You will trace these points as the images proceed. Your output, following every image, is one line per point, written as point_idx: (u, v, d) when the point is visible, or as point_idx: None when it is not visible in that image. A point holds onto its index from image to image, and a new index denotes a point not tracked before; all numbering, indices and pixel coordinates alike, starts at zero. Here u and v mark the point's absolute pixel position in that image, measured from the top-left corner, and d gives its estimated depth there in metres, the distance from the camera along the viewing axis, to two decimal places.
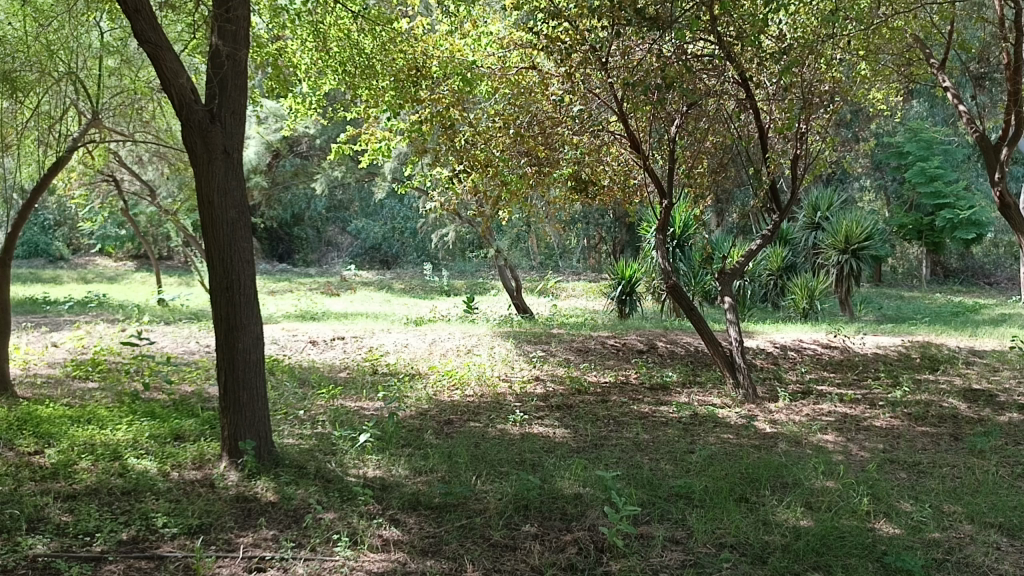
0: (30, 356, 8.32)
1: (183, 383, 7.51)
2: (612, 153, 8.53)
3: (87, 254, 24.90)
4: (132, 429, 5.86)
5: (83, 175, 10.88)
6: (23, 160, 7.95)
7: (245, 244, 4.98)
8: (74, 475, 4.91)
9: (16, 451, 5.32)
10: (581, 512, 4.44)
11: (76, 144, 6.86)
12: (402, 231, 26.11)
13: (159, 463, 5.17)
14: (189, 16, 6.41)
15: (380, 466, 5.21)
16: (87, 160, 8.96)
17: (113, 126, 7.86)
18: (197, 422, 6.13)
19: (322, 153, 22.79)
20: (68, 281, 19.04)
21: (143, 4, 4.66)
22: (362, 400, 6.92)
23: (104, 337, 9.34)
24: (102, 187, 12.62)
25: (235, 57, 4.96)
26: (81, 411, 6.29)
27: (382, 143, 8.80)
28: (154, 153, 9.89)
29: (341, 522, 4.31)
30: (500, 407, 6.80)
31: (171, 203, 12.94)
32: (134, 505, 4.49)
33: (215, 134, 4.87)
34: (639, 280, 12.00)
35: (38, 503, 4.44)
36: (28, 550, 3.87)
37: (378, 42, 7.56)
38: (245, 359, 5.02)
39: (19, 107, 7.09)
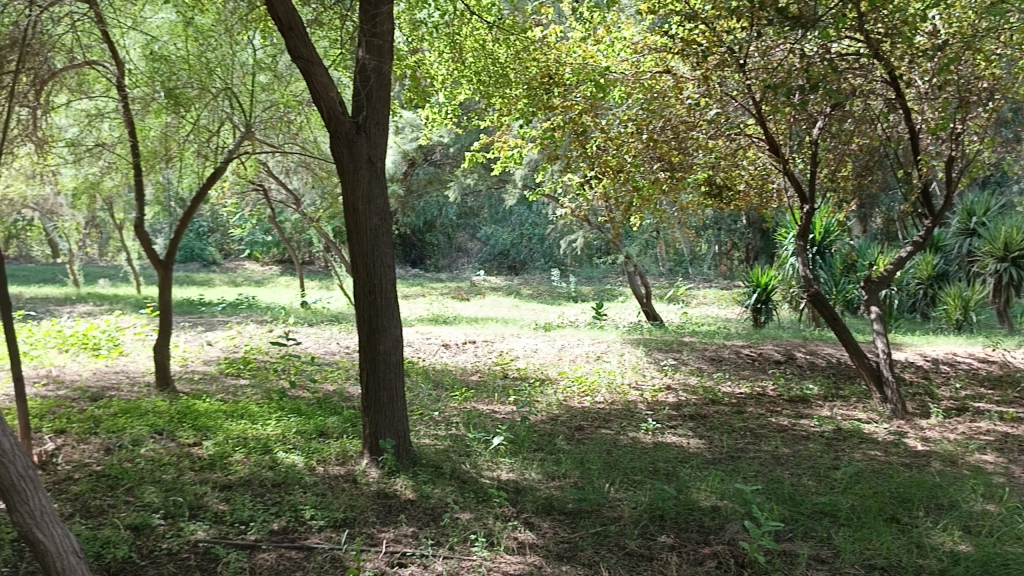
0: (188, 353, 8.96)
1: (326, 382, 7.85)
2: (749, 156, 8.24)
3: (237, 258, 26.53)
4: (281, 425, 6.18)
5: (235, 185, 11.57)
6: (184, 172, 8.55)
7: (388, 250, 5.19)
8: (228, 466, 5.23)
9: (177, 442, 5.72)
10: (719, 526, 4.34)
11: (231, 156, 7.30)
12: (530, 237, 26.54)
13: (305, 458, 5.43)
14: (335, 31, 6.68)
15: (513, 469, 5.27)
16: (240, 170, 9.52)
17: (265, 139, 8.31)
18: (340, 420, 6.40)
19: (454, 162, 22.85)
20: (219, 284, 20.26)
21: (297, 22, 4.91)
22: (494, 403, 7.04)
23: (254, 337, 9.93)
24: (252, 196, 13.38)
25: (381, 70, 5.20)
26: (235, 406, 6.69)
27: (514, 150, 8.89)
28: (299, 164, 10.40)
29: (478, 523, 4.39)
30: (633, 415, 6.74)
31: (314, 211, 13.56)
32: (285, 497, 4.73)
33: (360, 145, 5.08)
34: (775, 288, 11.61)
35: (198, 491, 4.75)
36: (190, 535, 4.16)
37: (512, 52, 7.74)
38: (385, 360, 5.22)
39: (181, 121, 7.64)
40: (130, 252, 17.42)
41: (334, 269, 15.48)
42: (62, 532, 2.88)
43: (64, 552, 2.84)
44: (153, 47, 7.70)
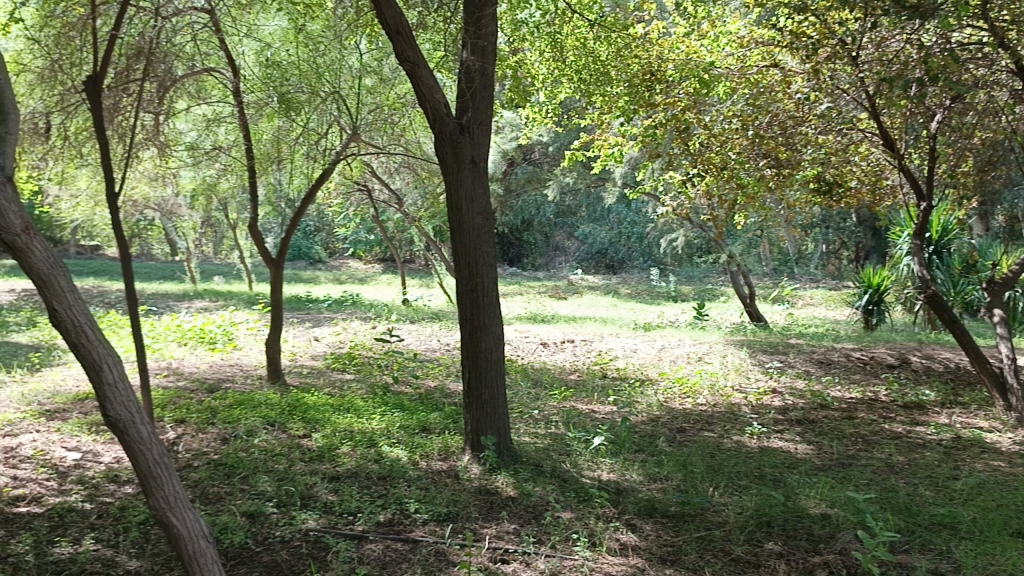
0: (297, 348, 9.29)
1: (428, 378, 8.01)
2: (862, 152, 7.88)
3: (341, 256, 27.36)
4: (385, 419, 6.34)
5: (341, 185, 11.93)
6: (294, 173, 8.88)
7: (490, 248, 5.25)
8: (336, 458, 5.40)
9: (288, 434, 5.94)
10: (830, 534, 4.20)
11: (338, 157, 7.52)
12: (629, 236, 26.32)
13: (409, 452, 5.55)
14: (439, 33, 6.80)
15: (614, 470, 5.24)
16: (346, 172, 9.81)
17: (371, 140, 8.52)
18: (441, 416, 6.51)
19: (553, 161, 22.99)
20: (325, 282, 20.94)
21: (404, 27, 5.02)
22: (594, 403, 7.01)
23: (358, 333, 10.21)
24: (357, 196, 13.77)
25: (485, 72, 5.27)
26: (342, 400, 6.90)
27: (615, 149, 8.84)
28: (402, 164, 10.63)
29: (579, 522, 4.39)
30: (737, 418, 6.60)
31: (415, 211, 13.84)
32: (390, 489, 4.85)
33: (464, 145, 5.15)
34: (889, 289, 11.13)
35: (308, 481, 4.92)
36: (302, 524, 4.31)
37: (613, 49, 7.72)
38: (487, 358, 5.28)
39: (292, 124, 7.92)
40: (243, 250, 18.21)
41: (434, 267, 15.75)
42: (193, 517, 3.01)
43: (194, 536, 2.97)
44: (266, 54, 8.02)
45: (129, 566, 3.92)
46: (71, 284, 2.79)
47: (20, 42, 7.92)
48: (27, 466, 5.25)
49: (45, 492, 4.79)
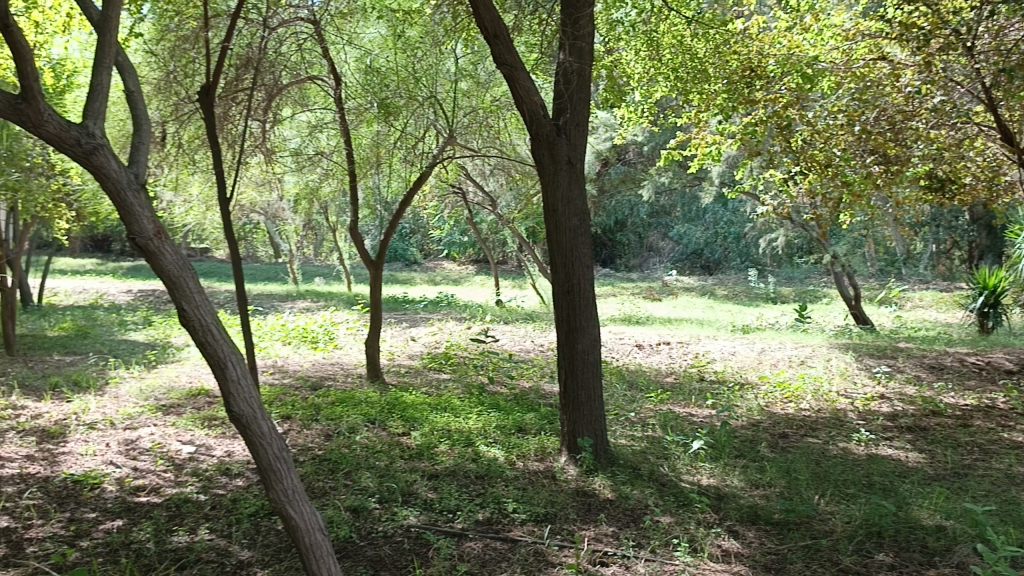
0: (395, 348, 9.50)
1: (523, 378, 8.05)
2: (978, 146, 7.57)
3: (436, 257, 27.82)
4: (482, 419, 6.41)
5: (437, 188, 12.12)
6: (392, 177, 9.08)
7: (587, 249, 5.24)
8: (435, 457, 5.48)
9: (389, 432, 6.07)
10: (946, 548, 4.01)
11: (435, 160, 7.64)
12: (725, 237, 25.70)
13: (506, 452, 5.59)
14: (535, 35, 6.83)
15: (714, 475, 5.14)
16: (442, 175, 9.97)
17: (466, 143, 8.63)
18: (537, 416, 6.53)
19: (649, 160, 22.71)
20: (420, 283, 21.33)
21: (502, 30, 5.02)
22: (691, 406, 6.90)
23: (454, 333, 10.35)
24: (452, 199, 13.97)
25: (583, 73, 5.25)
26: (439, 399, 7.02)
27: (712, 147, 8.71)
28: (497, 166, 10.72)
29: (679, 527, 4.32)
30: (842, 424, 6.38)
31: (509, 212, 13.94)
32: (488, 489, 4.89)
33: (561, 146, 5.16)
34: (1007, 290, 10.54)
35: (408, 478, 5.02)
36: (403, 520, 4.40)
37: (711, 46, 7.56)
38: (583, 360, 5.27)
39: (391, 129, 8.10)
40: (342, 252, 18.75)
41: (527, 268, 15.82)
42: (310, 510, 3.05)
43: (311, 529, 3.01)
44: (366, 60, 8.24)
45: (241, 556, 4.07)
46: (197, 285, 2.93)
47: (139, 56, 8.38)
48: (146, 458, 5.55)
49: (163, 483, 5.05)
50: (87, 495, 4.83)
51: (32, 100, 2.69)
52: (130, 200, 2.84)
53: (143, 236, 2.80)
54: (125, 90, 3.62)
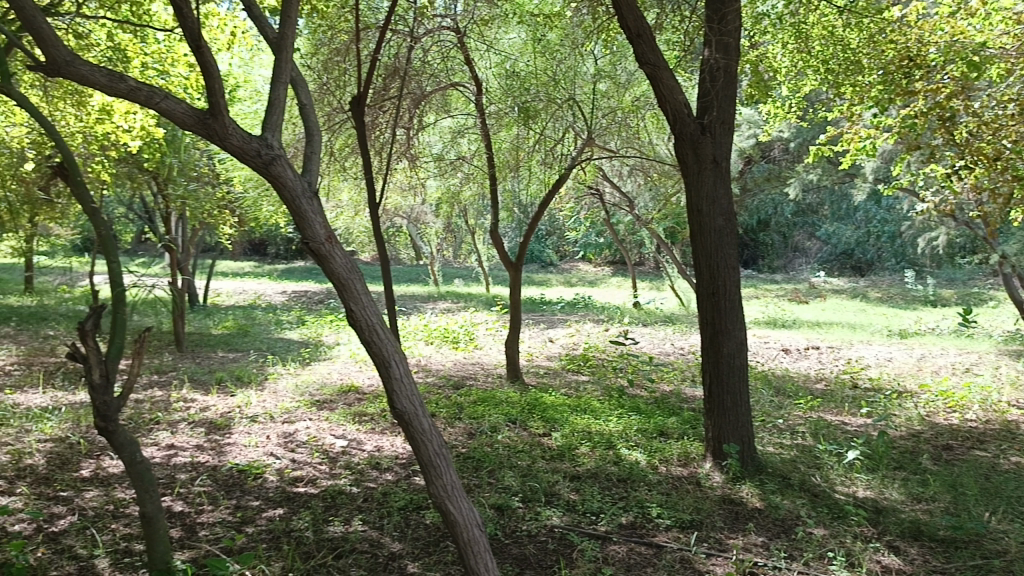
0: (534, 349, 9.58)
1: (663, 382, 7.93)
2: None
3: (572, 259, 27.92)
4: (623, 422, 6.36)
5: (575, 189, 12.15)
6: (530, 179, 9.18)
7: (733, 251, 5.11)
8: (576, 458, 5.49)
9: (530, 432, 6.14)
10: None
11: (575, 162, 7.63)
12: (879, 236, 24.42)
13: (648, 456, 5.52)
14: (678, 32, 6.70)
15: (871, 487, 4.88)
16: (581, 177, 9.98)
17: (605, 144, 8.58)
18: (679, 421, 6.42)
19: (796, 157, 21.85)
20: (556, 285, 21.45)
21: (645, 29, 4.95)
22: (844, 415, 6.59)
23: (592, 335, 10.34)
24: (589, 201, 13.97)
25: (729, 70, 5.12)
26: (579, 401, 7.03)
27: (866, 142, 8.16)
28: (636, 167, 10.62)
29: (835, 541, 4.13)
30: (1015, 437, 5.90)
31: (647, 213, 13.78)
32: (631, 492, 4.86)
33: (705, 145, 5.05)
34: None
35: (551, 479, 5.05)
36: (547, 521, 4.43)
37: (865, 36, 7.44)
38: (729, 364, 5.14)
39: (530, 133, 8.18)
40: (480, 254, 19.13)
41: (665, 270, 15.60)
42: (467, 506, 3.13)
43: (469, 524, 3.09)
44: (506, 65, 8.36)
45: (393, 548, 4.22)
46: (364, 286, 3.08)
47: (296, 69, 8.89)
48: (303, 451, 5.86)
49: (318, 475, 5.31)
50: (251, 484, 5.15)
51: (220, 115, 2.91)
52: (304, 207, 3.02)
53: (316, 240, 2.99)
54: (296, 103, 3.84)
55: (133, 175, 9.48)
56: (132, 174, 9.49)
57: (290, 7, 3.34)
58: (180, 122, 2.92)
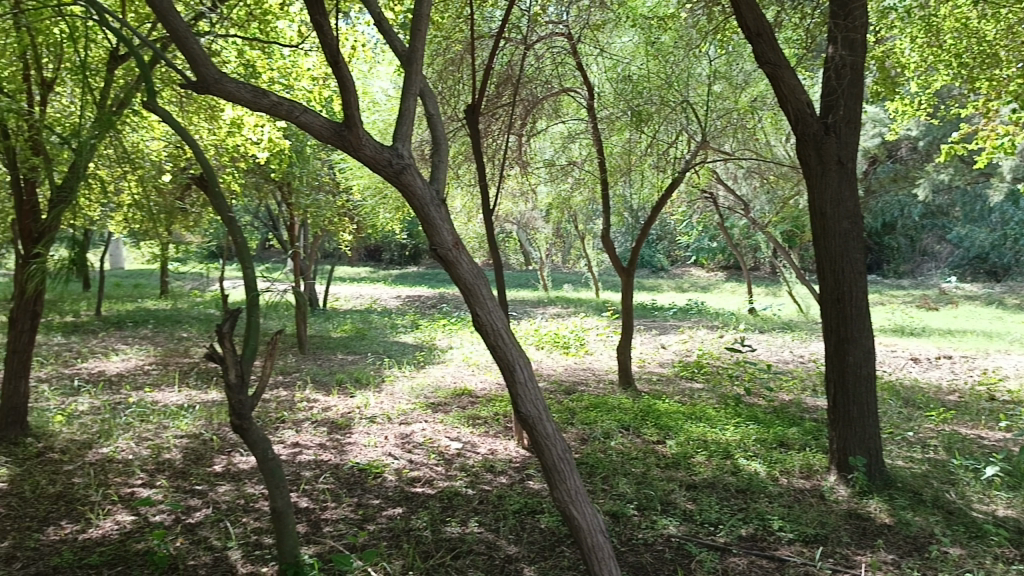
0: (646, 356, 9.47)
1: (782, 391, 7.68)
2: None
3: (684, 264, 27.52)
4: (740, 431, 6.20)
5: (689, 193, 11.95)
6: (643, 183, 9.09)
7: (859, 255, 4.91)
8: (692, 467, 5.40)
9: (644, 439, 6.07)
10: None
11: (689, 166, 7.49)
12: (1016, 237, 22.78)
13: (768, 467, 5.36)
14: (798, 29, 6.49)
15: (1012, 506, 4.58)
16: (694, 180, 9.81)
17: (720, 146, 8.40)
18: (800, 431, 6.20)
19: (924, 156, 20.76)
20: (668, 290, 21.16)
21: (765, 28, 4.82)
22: (980, 429, 6.20)
23: (706, 342, 10.13)
24: (702, 204, 13.71)
25: (856, 66, 4.91)
26: (694, 408, 6.90)
27: (1004, 138, 7.74)
28: (752, 170, 10.35)
29: (973, 561, 3.90)
30: None
31: (763, 216, 13.40)
32: (750, 504, 4.73)
33: (830, 146, 4.87)
34: None
35: (667, 487, 4.98)
36: (663, 530, 4.37)
37: (1003, 27, 6.96)
38: (855, 373, 4.94)
39: (643, 137, 8.10)
40: (590, 259, 19.09)
41: (782, 275, 15.13)
42: (591, 512, 3.13)
43: (593, 530, 3.08)
44: (619, 69, 8.30)
45: (509, 551, 4.25)
46: (490, 291, 3.14)
47: None
48: (419, 452, 6.00)
49: (435, 476, 5.42)
50: (371, 483, 5.31)
51: (354, 127, 3.01)
52: (432, 214, 3.10)
53: (443, 247, 3.06)
54: (424, 113, 3.94)
55: (260, 185, 9.96)
56: (259, 184, 9.97)
57: (422, 17, 3.41)
58: (318, 135, 3.05)
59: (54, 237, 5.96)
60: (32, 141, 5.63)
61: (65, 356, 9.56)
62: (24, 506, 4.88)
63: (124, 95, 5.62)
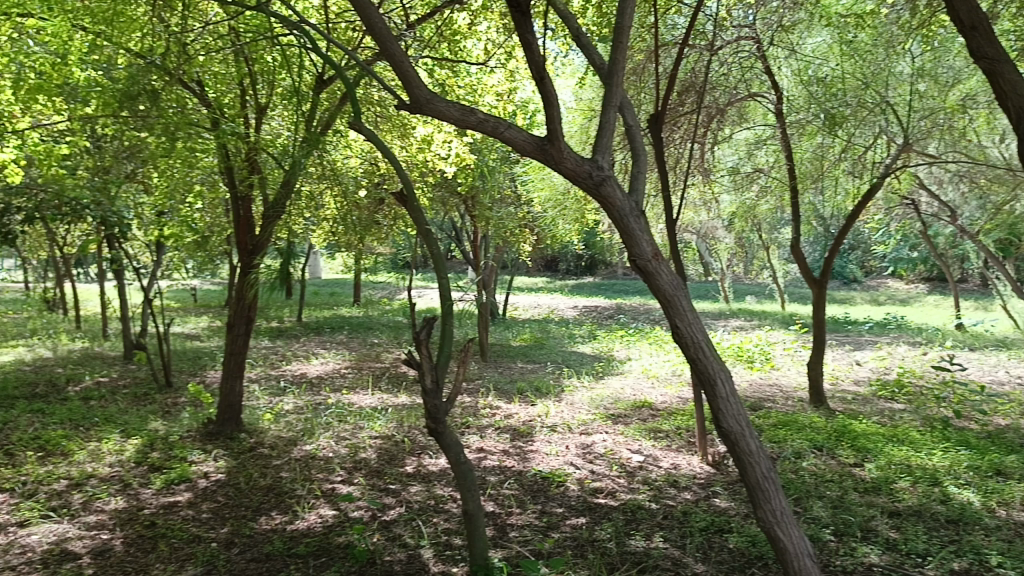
0: (839, 373, 8.97)
1: (997, 415, 7.00)
2: None
3: (880, 276, 25.86)
4: (949, 456, 5.72)
5: (887, 199, 11.21)
6: (837, 190, 8.62)
7: None
8: (895, 493, 5.04)
9: (839, 460, 5.74)
10: None
11: (888, 171, 7.02)
12: None
13: (983, 497, 4.90)
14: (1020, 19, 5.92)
15: None
16: (894, 186, 9.19)
17: (924, 148, 7.81)
18: (1021, 460, 5.63)
19: None
20: (862, 303, 19.95)
21: None
22: None
23: (906, 359, 9.45)
24: (902, 212, 12.82)
25: None
26: (895, 431, 6.44)
27: None
28: (961, 174, 9.57)
29: None
30: None
31: (973, 224, 12.33)
32: (963, 536, 4.35)
33: None
34: None
35: (866, 513, 4.68)
36: (863, 558, 4.10)
37: None
38: None
39: (836, 141, 7.69)
40: (776, 271, 18.36)
41: (994, 288, 13.83)
42: (798, 535, 3.02)
43: (801, 554, 2.97)
44: (810, 71, 7.94)
45: (695, 569, 4.13)
46: (690, 304, 3.12)
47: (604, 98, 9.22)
48: (601, 463, 5.99)
49: (617, 489, 5.39)
50: (554, 491, 5.36)
51: (557, 141, 3.08)
52: (632, 225, 3.12)
53: (643, 258, 3.07)
54: (623, 125, 3.96)
55: (446, 199, 10.37)
56: (446, 198, 10.38)
57: (623, 28, 3.39)
58: (521, 149, 3.13)
59: (266, 249, 6.49)
60: (249, 161, 6.15)
61: (272, 359, 10.38)
62: (239, 496, 5.33)
63: (329, 117, 6.02)
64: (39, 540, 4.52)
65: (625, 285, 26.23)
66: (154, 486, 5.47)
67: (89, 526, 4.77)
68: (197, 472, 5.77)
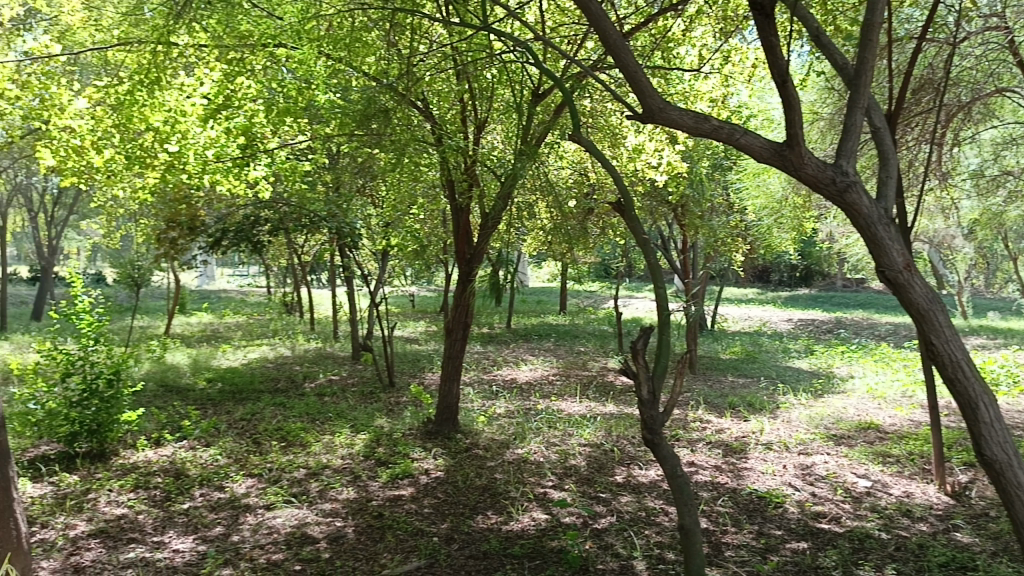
0: None
1: None
2: None
3: None
4: None
5: None
6: None
7: None
8: None
9: None
10: None
11: None
12: None
13: None
14: None
15: None
16: None
17: None
18: None
19: None
20: None
21: None
22: None
23: None
24: None
25: None
26: None
27: None
28: None
29: None
30: None
31: None
32: None
33: None
34: None
35: None
36: None
37: None
38: None
39: None
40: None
41: None
42: None
43: None
44: None
45: None
46: (947, 319, 3.02)
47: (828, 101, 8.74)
48: (823, 485, 5.66)
49: (842, 514, 5.07)
50: (772, 512, 5.13)
51: (797, 147, 3.00)
52: (880, 234, 3.01)
53: (892, 269, 3.00)
54: (868, 128, 3.74)
55: (656, 208, 10.28)
56: (655, 207, 10.30)
57: (872, 28, 3.21)
58: (759, 156, 3.08)
59: (482, 258, 6.74)
60: (470, 174, 6.40)
61: (485, 363, 10.78)
62: (457, 494, 5.56)
63: (544, 128, 6.12)
64: (283, 523, 4.96)
65: (845, 297, 24.70)
66: (380, 480, 5.84)
67: (325, 513, 5.18)
68: (418, 469, 6.10)
